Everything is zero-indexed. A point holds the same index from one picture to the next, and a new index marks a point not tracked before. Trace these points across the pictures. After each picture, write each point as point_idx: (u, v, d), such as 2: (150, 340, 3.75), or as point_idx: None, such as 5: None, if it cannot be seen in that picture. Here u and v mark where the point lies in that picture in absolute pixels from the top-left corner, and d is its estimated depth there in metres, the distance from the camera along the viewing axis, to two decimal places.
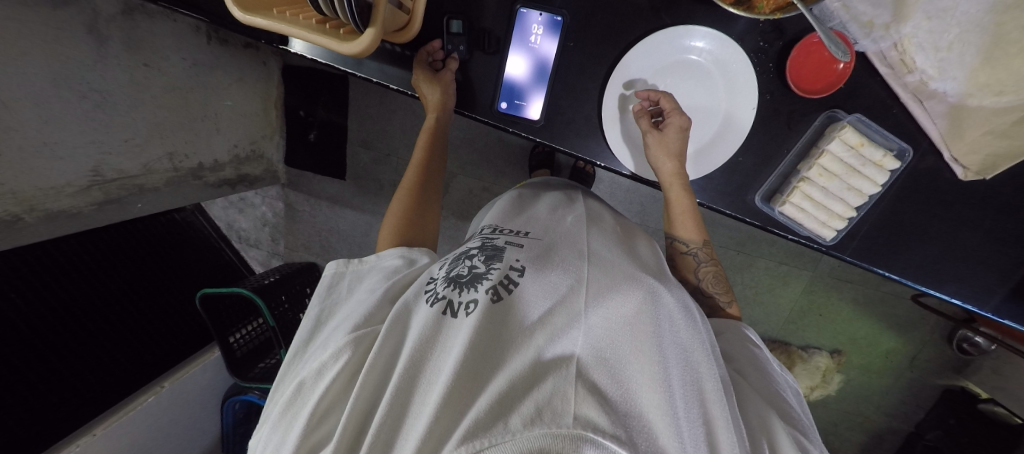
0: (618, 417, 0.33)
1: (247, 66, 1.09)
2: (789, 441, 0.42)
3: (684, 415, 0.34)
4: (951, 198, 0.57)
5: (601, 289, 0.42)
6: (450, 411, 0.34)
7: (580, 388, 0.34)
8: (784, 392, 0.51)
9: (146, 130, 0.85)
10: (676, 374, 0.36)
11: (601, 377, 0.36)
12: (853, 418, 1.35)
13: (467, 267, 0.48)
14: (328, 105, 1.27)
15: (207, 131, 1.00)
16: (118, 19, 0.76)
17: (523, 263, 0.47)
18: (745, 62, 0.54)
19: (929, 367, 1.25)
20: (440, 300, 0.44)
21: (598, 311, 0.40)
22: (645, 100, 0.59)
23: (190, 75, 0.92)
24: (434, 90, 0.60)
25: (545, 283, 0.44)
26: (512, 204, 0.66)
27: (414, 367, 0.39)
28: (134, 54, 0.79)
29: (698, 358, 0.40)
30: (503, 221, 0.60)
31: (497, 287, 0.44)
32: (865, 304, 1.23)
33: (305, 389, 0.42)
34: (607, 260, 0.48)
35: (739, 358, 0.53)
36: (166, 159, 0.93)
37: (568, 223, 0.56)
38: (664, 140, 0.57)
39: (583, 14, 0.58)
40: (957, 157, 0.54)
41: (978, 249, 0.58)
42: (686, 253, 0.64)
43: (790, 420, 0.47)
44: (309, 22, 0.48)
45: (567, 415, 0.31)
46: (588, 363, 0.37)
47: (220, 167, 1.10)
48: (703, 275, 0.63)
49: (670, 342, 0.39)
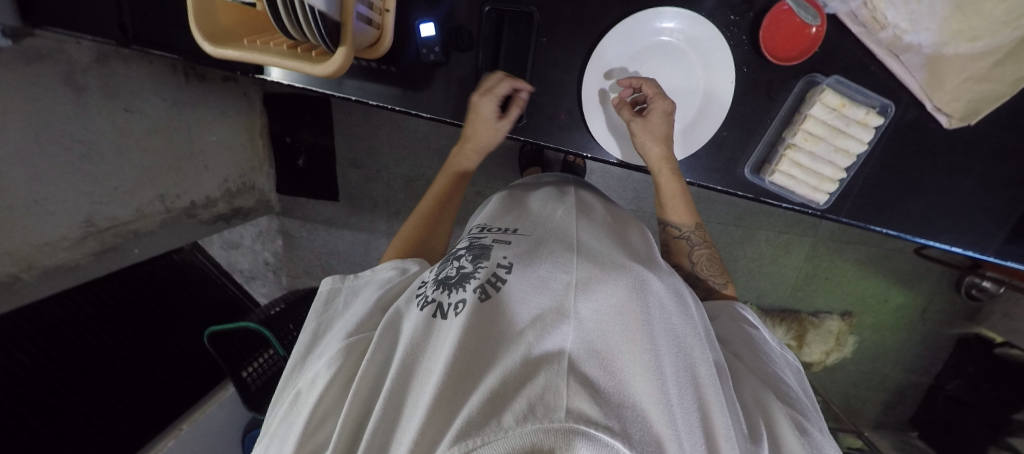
0: (611, 407, 0.32)
1: (226, 99, 1.10)
2: (784, 420, 0.43)
3: (677, 403, 0.34)
4: (941, 147, 0.57)
5: (589, 280, 0.42)
6: (442, 412, 0.34)
7: (572, 381, 0.33)
8: (782, 370, 0.51)
9: (134, 175, 0.87)
10: (668, 362, 0.36)
11: (594, 369, 0.35)
12: (872, 378, 1.34)
13: (455, 268, 0.49)
14: (313, 129, 1.27)
15: (196, 169, 1.02)
16: (93, 67, 0.78)
17: (510, 260, 0.47)
18: (719, 38, 0.54)
19: (939, 318, 1.26)
20: (429, 303, 0.45)
21: (588, 303, 0.40)
22: (626, 89, 0.58)
23: (172, 116, 0.93)
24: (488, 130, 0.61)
25: (533, 277, 0.44)
26: (504, 202, 0.66)
27: (406, 369, 0.39)
28: (112, 100, 0.81)
29: (688, 345, 0.40)
30: (492, 220, 0.61)
31: (484, 285, 0.44)
32: (869, 263, 1.24)
33: (299, 399, 0.43)
34: (596, 250, 0.47)
35: (733, 338, 0.54)
36: (157, 201, 0.94)
37: (557, 216, 0.56)
38: (648, 126, 0.57)
39: (551, 7, 0.57)
40: (940, 106, 0.54)
41: (971, 196, 0.58)
42: (680, 236, 0.64)
43: (787, 400, 0.47)
44: (280, 49, 0.48)
45: (560, 410, 0.31)
46: (578, 356, 0.36)
47: (212, 203, 1.10)
48: (697, 259, 0.63)
49: (660, 330, 0.39)
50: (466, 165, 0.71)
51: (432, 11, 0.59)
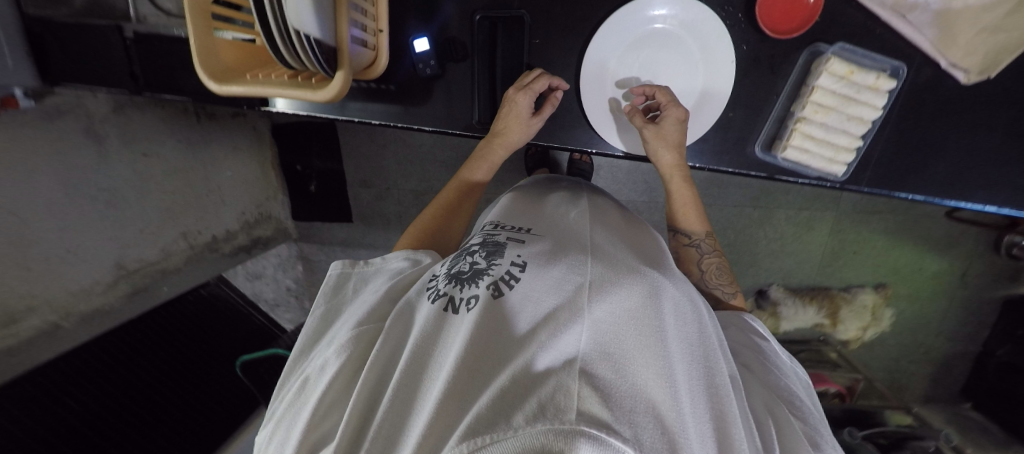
0: (623, 411, 0.31)
1: (237, 133, 1.15)
2: (796, 429, 0.43)
3: (689, 411, 0.34)
4: (962, 103, 0.54)
5: (603, 282, 0.41)
6: (451, 409, 0.34)
7: (584, 383, 0.32)
8: (791, 383, 0.50)
9: (158, 215, 0.92)
10: (679, 369, 0.36)
11: (607, 372, 0.33)
12: (916, 350, 1.28)
13: (469, 264, 0.49)
14: (322, 154, 1.30)
15: (214, 205, 1.07)
16: (111, 117, 0.83)
17: (525, 259, 0.46)
18: (713, 19, 0.53)
19: (981, 281, 1.21)
20: (441, 297, 0.45)
21: (602, 305, 0.39)
22: (639, 95, 0.59)
23: (187, 156, 0.99)
24: (518, 130, 0.60)
25: (546, 278, 0.43)
26: (517, 200, 0.66)
27: (415, 360, 0.39)
28: (131, 146, 0.86)
29: (698, 352, 0.40)
30: (505, 218, 0.60)
31: (497, 283, 0.43)
32: (899, 232, 1.19)
33: (308, 385, 0.44)
34: (609, 254, 0.47)
35: (740, 348, 0.52)
36: (182, 239, 0.99)
37: (568, 218, 0.56)
38: (662, 133, 0.57)
39: (542, 9, 0.58)
40: (955, 62, 0.51)
41: (1002, 150, 0.55)
42: (689, 244, 0.65)
43: (795, 410, 0.46)
44: (282, 79, 0.50)
45: (571, 411, 0.30)
46: (591, 358, 0.34)
47: (233, 236, 1.15)
48: (707, 268, 0.64)
49: (672, 337, 0.38)
50: (478, 177, 0.70)
51: (427, 25, 0.60)
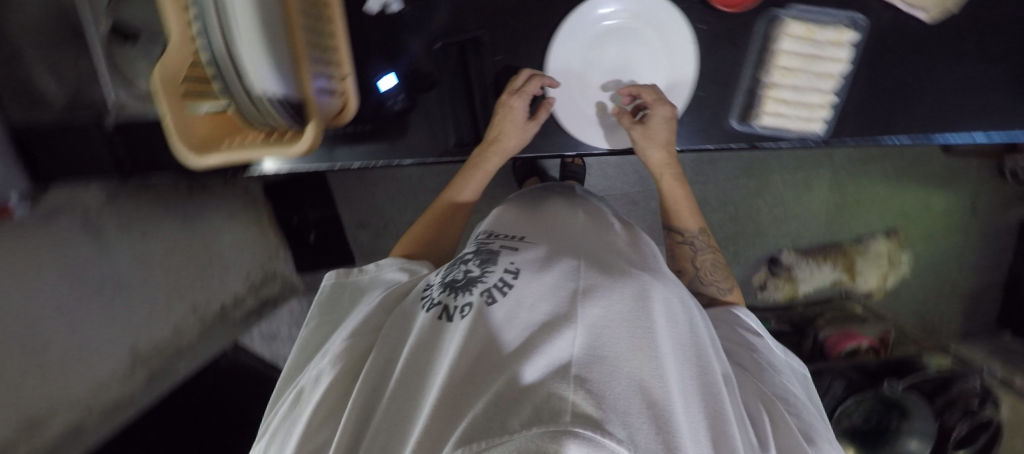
0: (618, 414, 0.29)
1: (230, 199, 1.14)
2: (789, 425, 0.42)
3: (683, 412, 0.32)
4: (929, 40, 0.54)
5: (595, 288, 0.40)
6: (442, 416, 0.32)
7: (578, 386, 0.30)
8: (785, 382, 0.49)
9: (164, 294, 0.93)
10: (671, 371, 0.35)
11: (601, 373, 0.31)
12: (942, 289, 1.25)
13: (463, 272, 0.49)
14: (315, 205, 1.31)
15: (218, 272, 1.07)
16: (107, 208, 0.86)
17: (518, 266, 0.46)
18: (665, 5, 0.55)
19: (992, 208, 1.19)
20: (436, 306, 0.45)
21: (594, 309, 0.38)
22: (626, 96, 0.60)
23: (183, 231, 0.99)
24: (514, 138, 0.60)
25: (538, 285, 0.42)
26: (513, 210, 0.66)
27: (411, 366, 0.40)
28: (129, 232, 0.88)
29: (690, 352, 0.39)
30: (498, 226, 0.61)
31: (490, 290, 0.43)
32: (899, 175, 1.18)
33: (304, 397, 0.44)
34: (599, 261, 0.46)
35: (733, 345, 0.52)
36: (191, 314, 1.00)
37: (554, 226, 0.56)
38: (649, 133, 0.58)
39: (498, 28, 0.59)
40: (913, 3, 0.52)
41: (977, 76, 0.55)
42: (683, 242, 0.67)
43: (788, 407, 0.45)
44: (258, 141, 0.51)
45: (566, 413, 0.27)
46: (584, 360, 0.32)
47: (240, 301, 1.14)
48: (700, 265, 0.65)
49: (664, 339, 0.37)
50: (464, 196, 0.70)
51: (393, 64, 0.60)
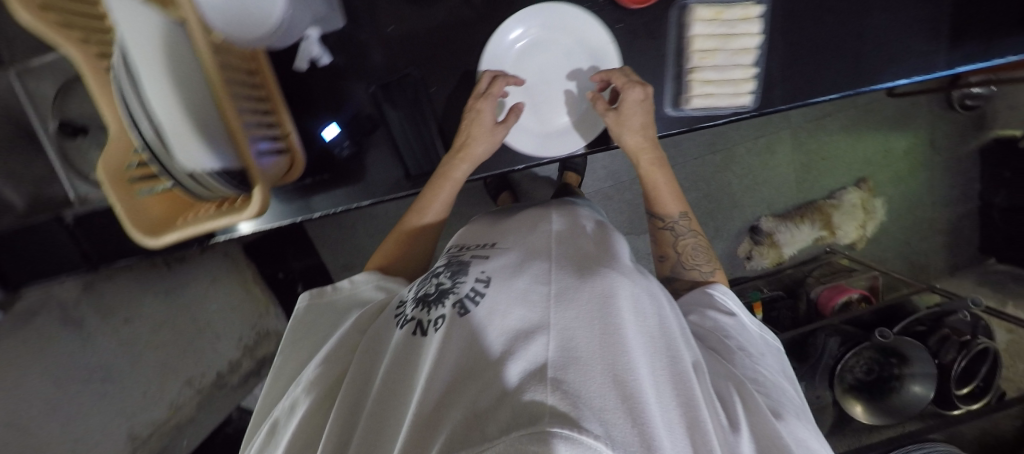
0: (591, 412, 0.29)
1: (212, 264, 1.09)
2: (758, 399, 0.43)
3: (654, 401, 0.33)
4: (832, 2, 0.57)
5: (566, 286, 0.40)
6: (419, 434, 0.32)
7: (552, 390, 0.30)
8: (755, 355, 0.50)
9: (155, 373, 0.92)
10: (642, 361, 0.35)
11: (575, 375, 0.31)
12: (921, 227, 1.27)
13: (435, 285, 0.48)
14: (298, 254, 1.31)
15: (208, 341, 1.01)
16: (84, 297, 0.88)
17: (489, 274, 0.45)
18: (575, 12, 0.56)
19: (951, 141, 1.22)
20: (409, 322, 0.45)
21: (566, 309, 0.37)
22: (598, 82, 0.59)
23: (167, 307, 0.96)
24: (485, 142, 0.58)
25: (511, 288, 0.41)
26: (474, 226, 0.67)
27: (387, 385, 0.40)
28: (109, 317, 0.89)
29: (663, 344, 0.39)
30: (467, 241, 0.61)
31: (462, 301, 0.42)
32: (856, 124, 1.21)
33: (283, 427, 0.44)
34: (567, 259, 0.46)
35: (705, 323, 0.52)
36: (186, 386, 0.96)
37: (520, 233, 0.56)
38: (621, 118, 0.58)
39: (424, 60, 0.60)
40: None
41: (889, 26, 0.57)
42: (664, 227, 0.65)
43: (754, 383, 0.46)
44: (209, 210, 0.51)
45: (543, 417, 0.28)
46: (557, 362, 0.32)
47: (237, 366, 1.07)
48: (682, 250, 0.63)
49: (634, 329, 0.37)
50: (427, 219, 0.65)
51: (335, 112, 0.60)
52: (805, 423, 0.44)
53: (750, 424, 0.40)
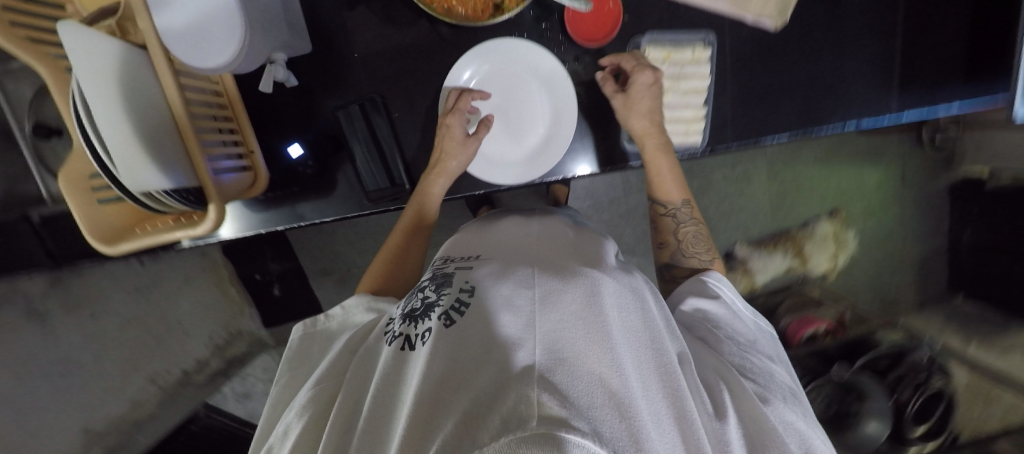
0: (582, 410, 0.27)
1: (188, 264, 1.12)
2: (748, 388, 0.42)
3: (641, 395, 0.32)
4: (782, 48, 0.58)
5: (550, 291, 0.39)
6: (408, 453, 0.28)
7: (541, 387, 0.28)
8: (749, 344, 0.48)
9: (122, 367, 0.99)
10: (629, 357, 0.34)
11: (564, 375, 0.30)
12: (891, 261, 1.29)
13: (420, 299, 0.44)
14: (277, 257, 1.21)
15: (177, 339, 1.08)
16: (52, 292, 0.91)
17: (473, 282, 0.42)
18: (525, 42, 0.56)
19: (922, 176, 1.24)
20: (397, 338, 0.40)
21: (552, 312, 0.36)
22: (609, 65, 0.59)
23: (138, 304, 1.03)
24: (458, 155, 0.58)
25: (495, 295, 0.39)
26: (465, 234, 0.64)
27: (375, 409, 0.34)
28: (76, 311, 0.94)
29: (648, 338, 0.38)
30: (453, 251, 0.57)
31: (448, 312, 0.39)
32: (829, 157, 1.23)
33: None
34: (551, 265, 0.45)
35: (694, 318, 0.51)
36: (149, 383, 1.04)
37: (506, 240, 0.54)
38: (630, 100, 0.57)
39: (387, 85, 0.61)
40: (757, 16, 0.57)
41: (838, 73, 0.59)
42: (665, 214, 0.61)
43: (745, 371, 0.45)
44: (168, 223, 0.52)
45: (532, 417, 0.26)
46: (545, 363, 0.31)
47: (205, 364, 1.14)
48: (682, 237, 0.60)
49: (619, 327, 0.36)
50: (431, 208, 0.61)
51: (296, 133, 0.61)
52: (795, 406, 0.43)
53: (740, 417, 0.39)
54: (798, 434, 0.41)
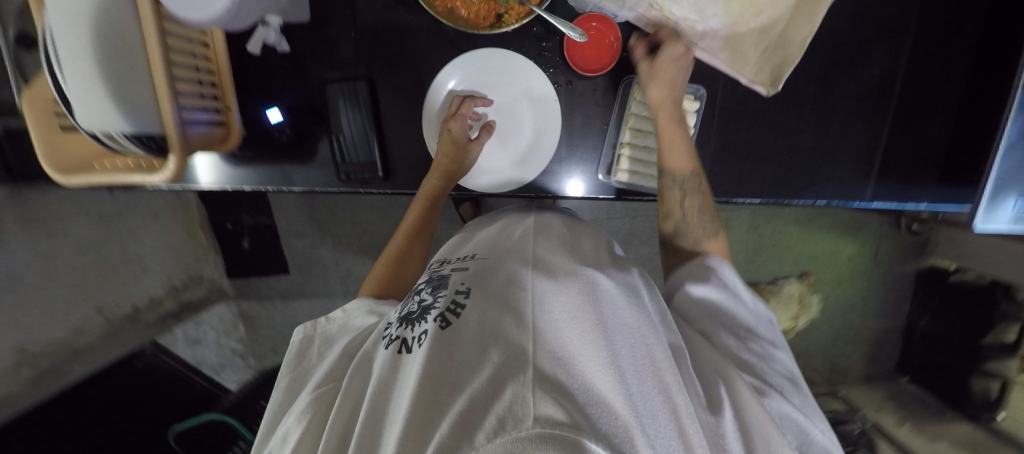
0: (580, 407, 0.27)
1: (158, 199, 1.13)
2: (744, 385, 0.41)
3: (639, 390, 0.31)
4: (771, 114, 0.59)
5: (545, 289, 0.38)
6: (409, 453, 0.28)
7: (538, 386, 0.28)
8: (750, 341, 0.48)
9: (74, 289, 0.95)
10: (625, 353, 0.33)
11: (560, 372, 0.30)
12: (848, 333, 1.32)
13: (416, 303, 0.43)
14: (251, 210, 1.23)
15: (132, 273, 1.06)
16: (11, 205, 0.86)
17: (467, 284, 0.42)
18: (521, 58, 0.57)
19: (893, 257, 1.26)
20: (393, 341, 0.39)
21: (548, 310, 0.35)
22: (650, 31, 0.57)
23: (98, 232, 1.00)
24: (458, 160, 0.60)
25: (489, 296, 0.38)
26: (462, 236, 0.64)
27: (374, 412, 0.34)
28: (31, 226, 0.89)
29: (647, 333, 0.37)
30: (450, 254, 0.56)
31: (444, 313, 0.38)
32: (809, 221, 1.26)
33: None
34: (549, 263, 0.44)
35: (698, 313, 0.50)
36: (95, 314, 1.00)
37: (510, 237, 0.54)
38: (656, 69, 0.55)
39: (379, 70, 0.61)
40: (752, 79, 0.55)
41: (821, 148, 0.60)
42: (671, 188, 0.57)
43: (749, 370, 0.45)
44: (127, 165, 0.52)
45: (528, 418, 0.25)
46: (543, 360, 0.30)
47: (158, 303, 1.13)
48: (687, 207, 0.58)
49: (615, 324, 0.36)
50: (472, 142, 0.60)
51: (277, 99, 0.61)
52: (790, 398, 0.44)
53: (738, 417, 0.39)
54: (791, 422, 0.43)
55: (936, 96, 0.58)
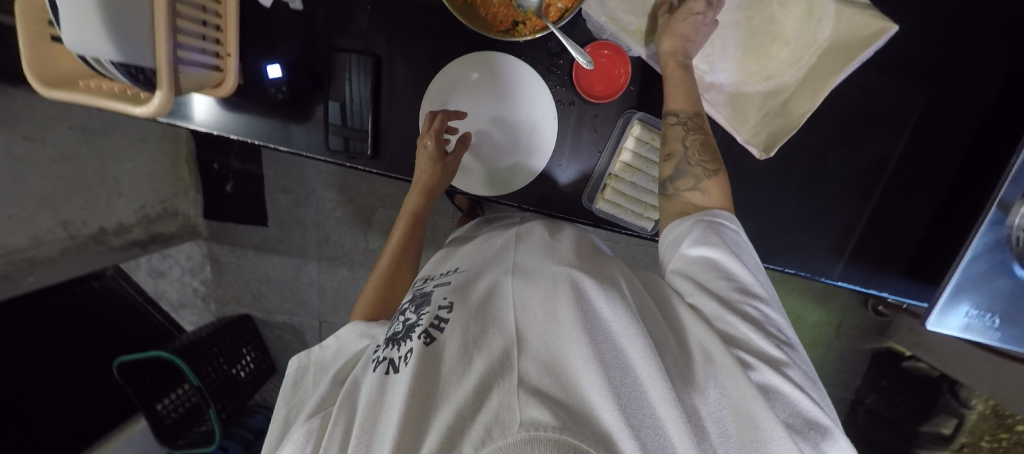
0: (566, 411, 0.28)
1: (148, 127, 1.13)
2: (734, 359, 0.36)
3: (621, 387, 0.31)
4: (760, 177, 0.60)
5: (527, 296, 0.39)
6: None
7: (523, 393, 0.29)
8: (757, 306, 0.41)
9: (47, 196, 0.91)
10: (607, 350, 0.33)
11: (543, 379, 0.31)
12: None
13: (401, 322, 0.44)
14: (241, 155, 1.22)
15: (105, 196, 1.03)
16: None
17: (450, 298, 0.43)
18: (528, 69, 0.58)
19: (856, 334, 1.28)
20: (381, 363, 0.40)
21: (529, 318, 0.37)
22: None
23: (80, 144, 0.97)
24: (433, 174, 0.59)
25: (473, 308, 0.40)
26: (444, 253, 0.63)
27: (364, 438, 0.34)
28: (13, 127, 0.85)
29: (625, 324, 0.36)
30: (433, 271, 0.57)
31: (428, 330, 0.39)
32: (783, 281, 1.27)
33: None
34: (530, 269, 0.45)
35: (686, 286, 0.44)
36: (60, 228, 0.95)
37: (497, 247, 0.55)
38: (675, 19, 0.52)
39: (389, 51, 0.60)
40: (748, 139, 0.56)
41: (801, 217, 0.61)
42: (673, 124, 0.52)
43: (762, 356, 0.39)
44: (112, 91, 0.51)
45: (515, 422, 0.27)
46: (529, 371, 0.32)
47: (126, 229, 1.10)
48: (690, 144, 0.51)
49: (596, 321, 0.36)
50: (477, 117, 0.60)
51: (278, 55, 0.61)
52: (791, 368, 0.39)
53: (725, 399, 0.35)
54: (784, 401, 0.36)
55: (913, 196, 0.59)
